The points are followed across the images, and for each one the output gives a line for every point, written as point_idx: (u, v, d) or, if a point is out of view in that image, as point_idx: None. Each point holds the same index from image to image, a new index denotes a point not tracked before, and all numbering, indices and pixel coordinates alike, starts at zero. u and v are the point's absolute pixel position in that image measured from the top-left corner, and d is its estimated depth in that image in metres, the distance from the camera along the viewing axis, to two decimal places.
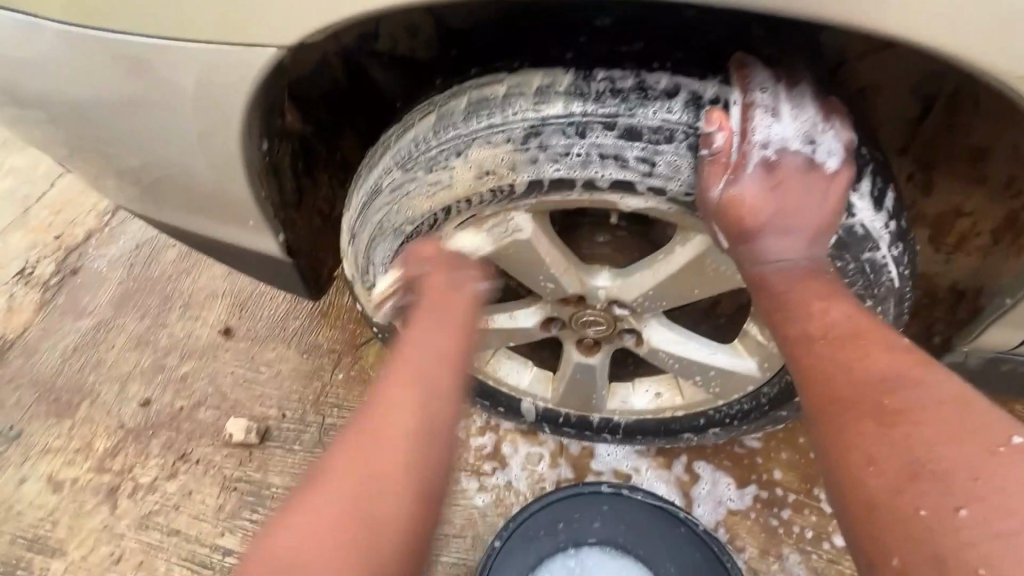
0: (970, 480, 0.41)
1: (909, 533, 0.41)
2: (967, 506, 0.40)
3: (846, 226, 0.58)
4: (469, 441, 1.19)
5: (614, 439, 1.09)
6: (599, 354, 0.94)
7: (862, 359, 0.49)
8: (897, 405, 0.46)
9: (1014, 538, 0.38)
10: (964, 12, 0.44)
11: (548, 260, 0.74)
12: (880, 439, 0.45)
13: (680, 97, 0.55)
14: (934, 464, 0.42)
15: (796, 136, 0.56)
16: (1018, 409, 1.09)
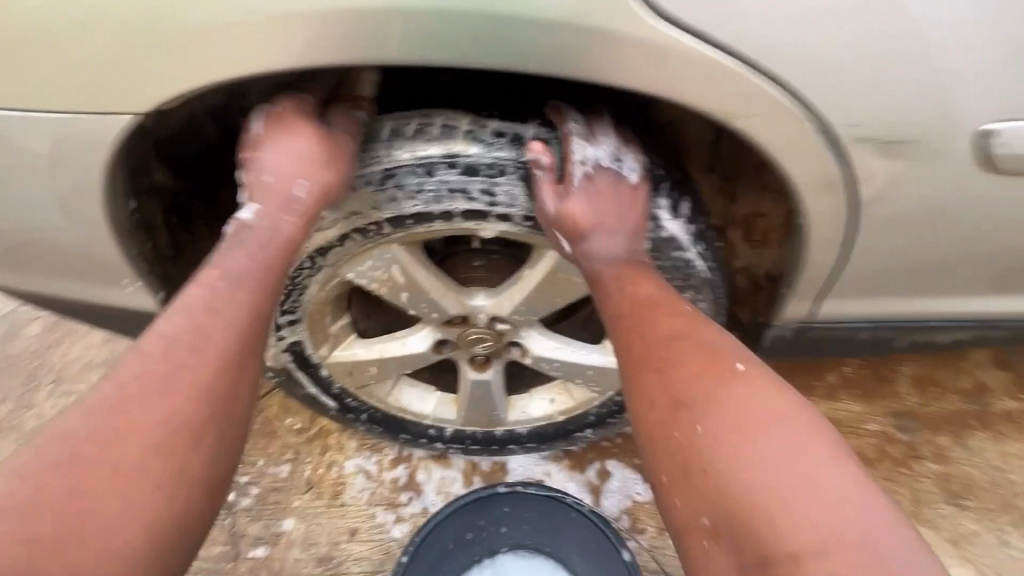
0: (704, 399, 0.59)
1: (669, 451, 0.59)
2: (704, 419, 0.57)
3: (656, 233, 0.73)
4: (383, 475, 1.20)
5: (520, 449, 1.16)
6: (491, 370, 1.02)
7: (650, 324, 0.66)
8: (662, 355, 0.64)
9: (731, 429, 0.56)
10: (693, 70, 0.56)
11: (425, 285, 0.82)
12: (657, 379, 0.63)
13: (503, 137, 0.67)
14: (684, 392, 0.60)
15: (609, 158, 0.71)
16: (847, 371, 1.31)
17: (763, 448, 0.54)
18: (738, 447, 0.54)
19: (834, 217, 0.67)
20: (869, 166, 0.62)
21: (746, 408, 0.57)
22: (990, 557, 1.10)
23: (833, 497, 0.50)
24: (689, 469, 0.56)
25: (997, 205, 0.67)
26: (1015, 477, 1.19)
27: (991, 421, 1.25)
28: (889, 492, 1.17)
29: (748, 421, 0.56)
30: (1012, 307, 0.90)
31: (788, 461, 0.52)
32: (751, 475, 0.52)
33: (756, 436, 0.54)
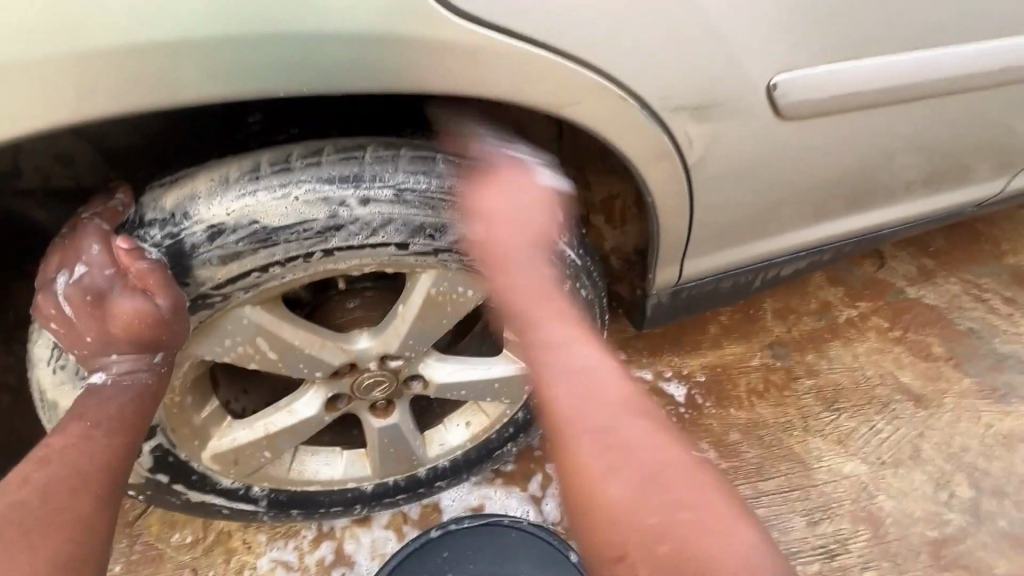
0: (609, 533, 0.57)
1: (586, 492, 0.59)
2: (649, 477, 0.59)
3: (527, 233, 0.72)
4: (305, 560, 1.08)
5: (447, 483, 1.11)
6: (395, 412, 0.95)
7: (592, 404, 0.63)
8: (594, 439, 0.61)
9: (682, 498, 0.58)
10: (505, 64, 0.57)
11: (297, 342, 0.74)
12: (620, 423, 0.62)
13: (332, 167, 0.62)
14: (623, 489, 0.58)
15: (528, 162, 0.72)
16: (723, 320, 1.45)
17: (619, 505, 0.57)
18: (606, 454, 0.60)
19: (676, 185, 0.73)
20: (690, 133, 0.68)
21: (623, 428, 0.62)
22: (872, 445, 1.24)
23: (733, 522, 0.57)
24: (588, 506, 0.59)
25: (793, 146, 0.77)
26: (868, 371, 1.37)
27: (840, 330, 1.45)
28: (782, 415, 1.30)
29: (610, 438, 0.61)
30: (827, 230, 1.04)
31: (721, 510, 0.57)
32: (650, 536, 0.55)
33: (700, 486, 0.59)
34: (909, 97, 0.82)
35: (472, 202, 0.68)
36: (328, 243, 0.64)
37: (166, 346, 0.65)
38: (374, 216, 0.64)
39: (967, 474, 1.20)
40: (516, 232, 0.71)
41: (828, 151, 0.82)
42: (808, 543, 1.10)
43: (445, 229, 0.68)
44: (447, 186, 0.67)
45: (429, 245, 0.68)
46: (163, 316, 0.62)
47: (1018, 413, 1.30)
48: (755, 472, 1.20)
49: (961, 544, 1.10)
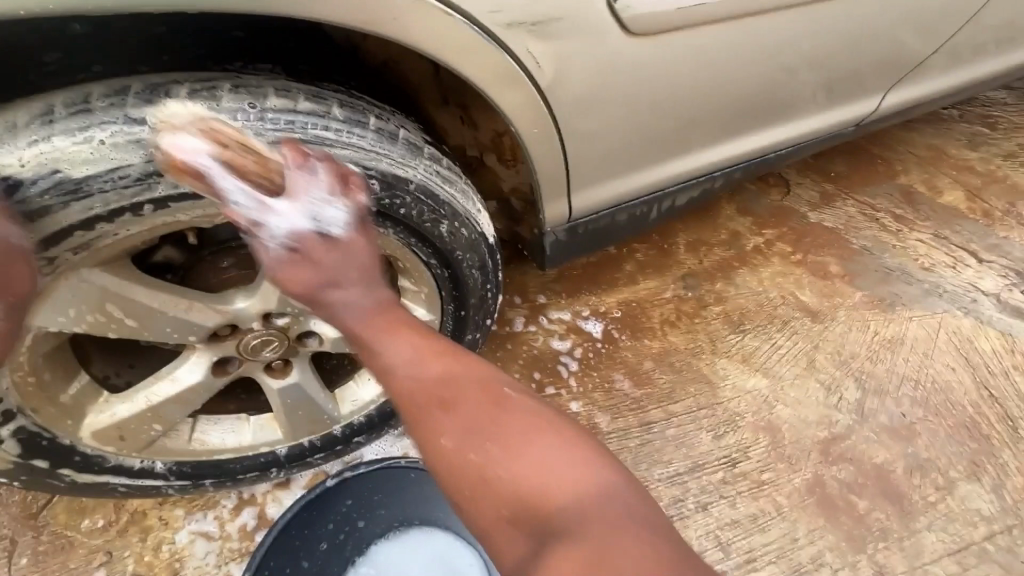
0: (481, 503, 0.55)
1: (453, 478, 0.56)
2: (479, 448, 0.55)
3: (381, 170, 0.69)
4: (226, 529, 1.07)
5: (366, 439, 1.11)
6: (294, 372, 0.93)
7: (445, 415, 0.57)
8: (471, 476, 0.55)
9: (515, 452, 0.54)
10: None
11: (160, 307, 0.71)
12: (449, 430, 0.57)
13: (144, 110, 0.58)
14: (481, 480, 0.55)
15: (318, 214, 0.58)
16: (638, 257, 1.48)
17: (485, 479, 0.54)
18: (473, 470, 0.55)
19: (532, 107, 0.75)
20: (533, 51, 0.69)
21: (517, 452, 0.54)
22: (773, 360, 1.33)
23: (583, 460, 0.54)
24: (461, 487, 0.56)
25: (648, 64, 0.79)
26: (771, 293, 1.45)
27: (747, 258, 1.51)
28: (692, 341, 1.35)
29: (489, 456, 0.54)
30: (713, 157, 1.08)
31: (543, 461, 0.54)
32: (507, 490, 0.53)
33: (533, 441, 0.55)
34: (757, 13, 0.84)
35: (313, 140, 0.64)
36: (154, 191, 0.60)
37: (14, 288, 0.58)
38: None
39: (854, 378, 1.30)
40: (369, 170, 0.68)
41: (689, 70, 0.84)
42: (712, 455, 1.18)
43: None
44: (282, 123, 0.62)
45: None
46: (27, 283, 0.59)
47: (902, 319, 1.41)
48: (665, 397, 1.26)
49: (847, 440, 1.20)
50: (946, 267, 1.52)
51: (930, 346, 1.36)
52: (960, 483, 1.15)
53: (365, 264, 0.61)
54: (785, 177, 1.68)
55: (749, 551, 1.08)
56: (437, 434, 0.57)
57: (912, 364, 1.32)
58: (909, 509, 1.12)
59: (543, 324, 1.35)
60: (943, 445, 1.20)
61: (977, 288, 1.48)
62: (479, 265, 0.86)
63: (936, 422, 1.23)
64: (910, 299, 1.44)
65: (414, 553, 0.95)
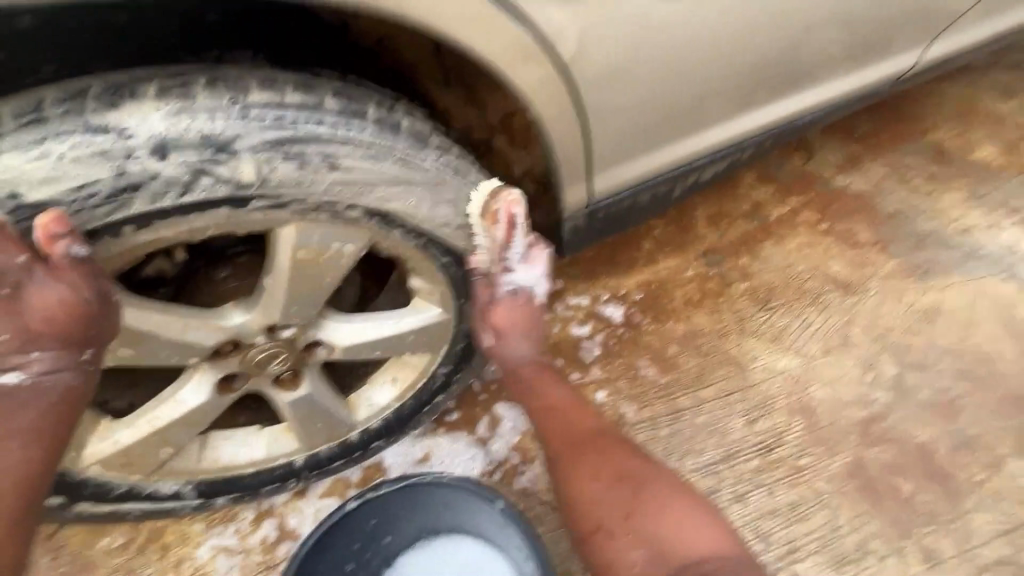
0: (605, 530, 0.83)
1: (591, 510, 0.85)
2: (613, 513, 0.83)
3: (381, 165, 0.61)
4: (247, 542, 1.04)
5: (384, 442, 1.06)
6: (305, 382, 0.87)
7: (629, 511, 0.83)
8: (613, 534, 0.82)
9: (664, 525, 0.81)
10: None
11: (155, 329, 0.66)
12: (604, 470, 0.87)
13: (104, 112, 0.51)
14: (608, 497, 0.85)
15: (533, 281, 0.87)
16: (657, 235, 1.40)
17: (617, 522, 0.83)
18: (631, 520, 0.82)
19: (548, 82, 0.67)
20: (546, 17, 0.61)
21: (667, 527, 0.81)
22: (806, 338, 1.26)
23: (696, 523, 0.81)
24: (593, 537, 0.84)
25: (673, 27, 0.70)
26: (800, 266, 1.37)
27: (771, 230, 1.43)
28: (718, 321, 1.29)
29: (633, 514, 0.83)
30: (741, 125, 0.99)
31: (690, 518, 0.82)
32: (628, 526, 0.82)
33: (677, 509, 0.83)
34: None
35: (304, 137, 0.57)
36: (126, 206, 0.54)
37: (95, 338, 0.60)
38: (180, 171, 0.54)
39: (891, 353, 1.23)
40: (369, 166, 0.61)
41: (721, 31, 0.75)
42: (746, 442, 1.13)
43: (280, 174, 0.57)
44: (268, 121, 0.55)
45: (265, 195, 0.58)
46: (95, 309, 0.58)
47: (939, 287, 1.33)
48: (694, 381, 1.21)
49: (888, 419, 1.14)
50: (984, 229, 1.43)
51: (970, 315, 1.29)
52: (1008, 459, 1.10)
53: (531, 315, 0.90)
54: (808, 140, 1.58)
55: (790, 541, 1.04)
56: (606, 544, 0.82)
57: (952, 335, 1.26)
58: (955, 490, 1.07)
59: (560, 311, 1.29)
60: (989, 420, 1.14)
61: (1018, 250, 1.40)
62: (495, 256, 0.80)
63: (980, 396, 1.17)
64: (947, 266, 1.37)
65: (444, 565, 0.91)
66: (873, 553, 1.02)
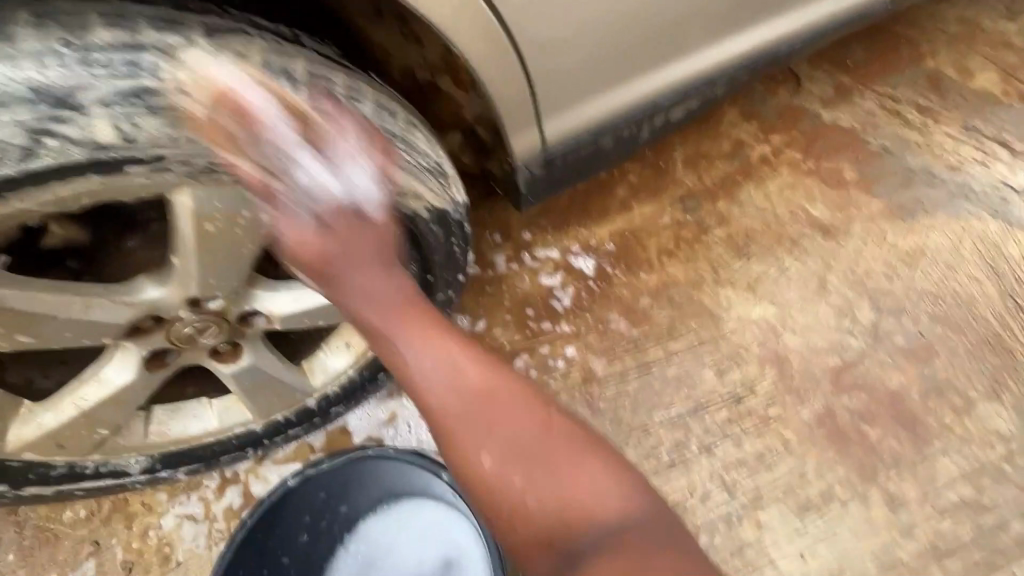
0: (469, 473, 0.54)
1: (483, 484, 0.54)
2: (520, 470, 0.53)
3: (269, 112, 0.55)
4: (212, 509, 1.03)
5: (345, 408, 1.03)
6: (246, 354, 0.83)
7: (484, 430, 0.54)
8: (505, 469, 0.53)
9: (563, 484, 0.53)
10: None
11: (57, 309, 0.62)
12: (468, 429, 0.55)
13: None
14: (467, 447, 0.55)
15: (344, 180, 0.58)
16: (631, 180, 1.32)
17: (488, 474, 0.54)
18: (543, 471, 0.53)
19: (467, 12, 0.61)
20: None
21: (577, 484, 0.53)
22: (782, 285, 1.22)
23: (598, 468, 0.54)
24: (481, 493, 0.54)
25: None
26: (780, 210, 1.30)
27: (752, 171, 1.35)
28: (692, 270, 1.24)
29: (545, 476, 0.53)
30: (710, 56, 0.90)
31: (589, 476, 0.53)
32: (486, 467, 0.54)
33: (580, 467, 0.54)
34: None
35: (169, 90, 0.52)
36: None
37: None
38: (22, 135, 0.49)
39: (869, 298, 1.19)
40: (262, 120, 0.55)
41: None
42: (716, 393, 1.11)
43: (143, 130, 0.52)
44: (120, 71, 0.50)
45: (137, 159, 0.53)
46: None
47: (923, 227, 1.27)
48: (665, 333, 1.17)
49: (860, 366, 1.12)
50: (974, 164, 1.36)
51: (953, 256, 1.24)
52: (978, 402, 1.09)
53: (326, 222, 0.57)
54: (796, 71, 1.47)
55: (756, 489, 1.04)
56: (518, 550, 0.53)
57: (932, 277, 1.21)
58: (923, 434, 1.06)
59: (528, 263, 1.23)
60: (962, 364, 1.12)
61: (1008, 185, 1.33)
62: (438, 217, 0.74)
63: (955, 339, 1.15)
64: (934, 205, 1.30)
65: (404, 530, 0.89)
66: (837, 499, 1.02)
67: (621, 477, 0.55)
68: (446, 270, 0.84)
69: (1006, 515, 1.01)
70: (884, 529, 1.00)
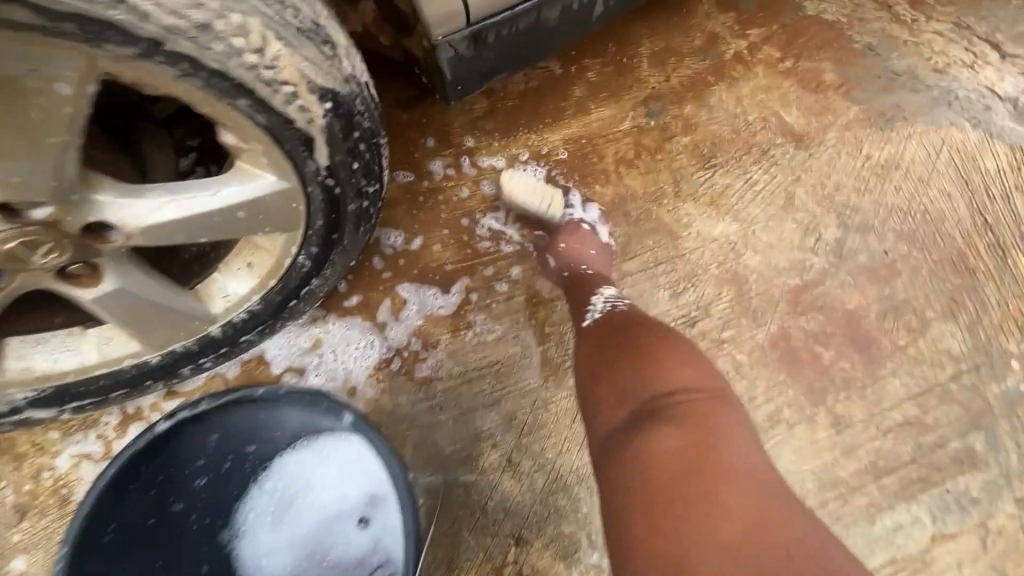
0: (586, 365, 0.82)
1: (599, 383, 0.78)
2: (623, 354, 0.78)
3: None
4: (113, 448, 0.92)
5: (258, 336, 0.91)
6: (107, 279, 0.68)
7: (620, 349, 0.80)
8: (613, 388, 0.76)
9: (651, 366, 0.76)
10: None
11: None
12: (606, 351, 0.81)
13: None
14: (599, 355, 0.81)
15: None
16: (589, 77, 1.15)
17: (613, 381, 0.77)
18: (637, 365, 0.76)
19: None
20: None
21: (660, 367, 0.75)
22: (745, 200, 1.11)
23: (694, 366, 0.77)
24: (595, 403, 0.78)
25: None
26: (751, 115, 1.17)
27: (725, 70, 1.19)
28: (652, 183, 1.11)
29: (647, 366, 0.76)
30: None
31: (692, 368, 0.76)
32: (610, 382, 0.77)
33: (671, 355, 0.77)
34: None
35: None
36: None
37: None
38: None
39: (836, 215, 1.11)
40: None
41: None
42: (669, 316, 1.04)
43: None
44: None
45: None
46: None
47: (900, 137, 1.17)
48: (619, 253, 1.07)
49: (821, 287, 1.06)
50: (963, 67, 1.23)
51: (929, 170, 1.15)
52: (934, 322, 1.05)
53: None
54: None
55: None
56: (607, 419, 0.76)
57: (904, 192, 1.13)
58: (877, 357, 1.03)
59: (468, 171, 1.09)
60: (923, 283, 1.07)
61: (995, 93, 1.22)
62: (332, 100, 0.60)
63: (919, 259, 1.09)
64: (914, 111, 1.19)
65: (324, 469, 0.81)
66: (785, 423, 0.99)
67: (703, 369, 0.77)
68: (358, 176, 0.69)
69: (951, 436, 1.00)
70: (829, 451, 0.99)
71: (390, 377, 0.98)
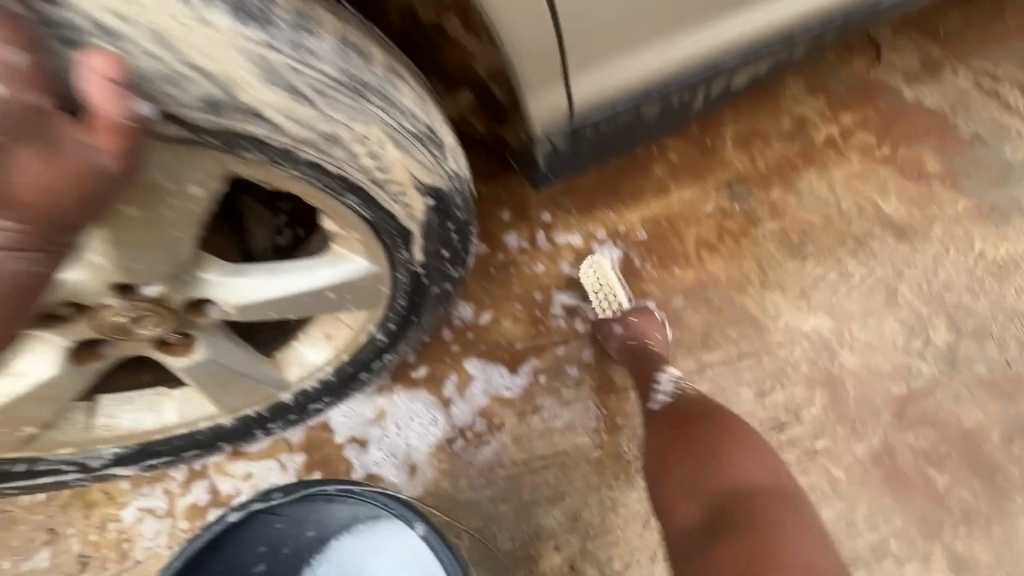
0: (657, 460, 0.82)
1: (667, 479, 0.79)
2: (696, 453, 0.78)
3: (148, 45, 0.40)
4: (175, 507, 0.93)
5: (327, 404, 0.90)
6: (197, 348, 0.70)
7: (691, 444, 0.80)
8: (682, 486, 0.77)
9: (721, 465, 0.77)
10: None
11: None
12: (676, 444, 0.81)
13: None
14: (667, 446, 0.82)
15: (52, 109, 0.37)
16: (671, 157, 1.13)
17: (682, 478, 0.78)
18: (710, 466, 0.77)
19: None
20: None
21: (731, 467, 0.76)
22: (839, 294, 1.03)
23: (764, 462, 0.77)
24: (667, 501, 0.79)
25: None
26: (846, 203, 1.11)
27: (816, 154, 1.14)
28: (737, 271, 1.06)
29: (714, 465, 0.77)
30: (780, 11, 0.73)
31: (760, 465, 0.77)
32: (678, 480, 0.78)
33: (739, 451, 0.78)
34: None
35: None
36: None
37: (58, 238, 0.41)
38: None
39: (946, 316, 1.01)
40: (161, 51, 0.41)
41: None
42: (753, 417, 0.96)
43: None
44: None
45: None
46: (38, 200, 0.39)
47: (1017, 234, 1.07)
48: (699, 343, 1.01)
49: (930, 398, 0.95)
50: None
51: None
52: None
53: (95, 182, 0.40)
54: (877, 37, 1.23)
55: None
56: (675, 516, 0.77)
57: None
58: (1000, 487, 0.91)
59: (544, 246, 1.07)
60: None
61: None
62: (434, 196, 0.60)
63: None
64: None
65: (384, 561, 0.78)
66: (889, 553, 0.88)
67: (773, 466, 0.77)
68: (445, 261, 0.69)
69: None
70: None
71: (452, 458, 0.94)
